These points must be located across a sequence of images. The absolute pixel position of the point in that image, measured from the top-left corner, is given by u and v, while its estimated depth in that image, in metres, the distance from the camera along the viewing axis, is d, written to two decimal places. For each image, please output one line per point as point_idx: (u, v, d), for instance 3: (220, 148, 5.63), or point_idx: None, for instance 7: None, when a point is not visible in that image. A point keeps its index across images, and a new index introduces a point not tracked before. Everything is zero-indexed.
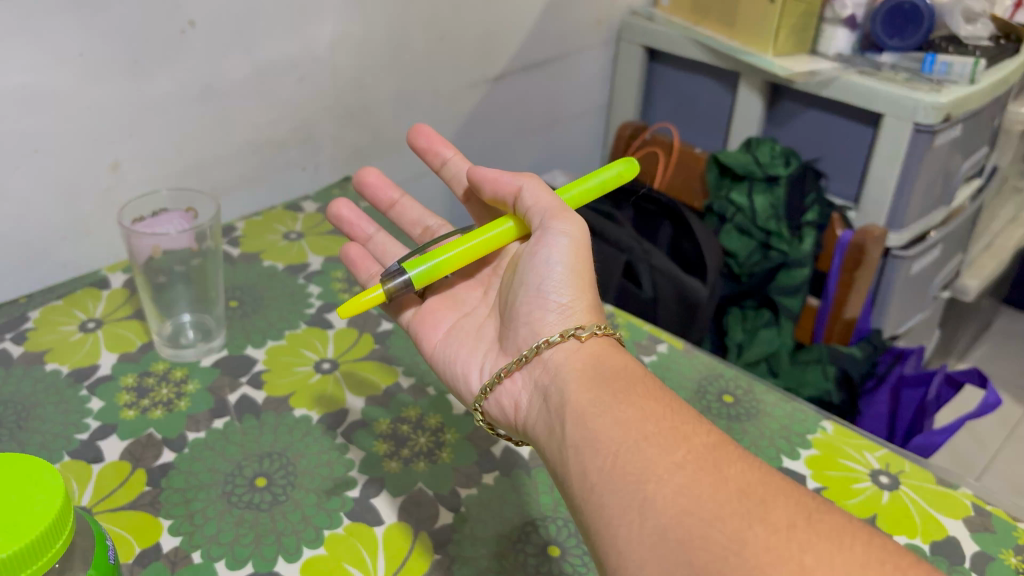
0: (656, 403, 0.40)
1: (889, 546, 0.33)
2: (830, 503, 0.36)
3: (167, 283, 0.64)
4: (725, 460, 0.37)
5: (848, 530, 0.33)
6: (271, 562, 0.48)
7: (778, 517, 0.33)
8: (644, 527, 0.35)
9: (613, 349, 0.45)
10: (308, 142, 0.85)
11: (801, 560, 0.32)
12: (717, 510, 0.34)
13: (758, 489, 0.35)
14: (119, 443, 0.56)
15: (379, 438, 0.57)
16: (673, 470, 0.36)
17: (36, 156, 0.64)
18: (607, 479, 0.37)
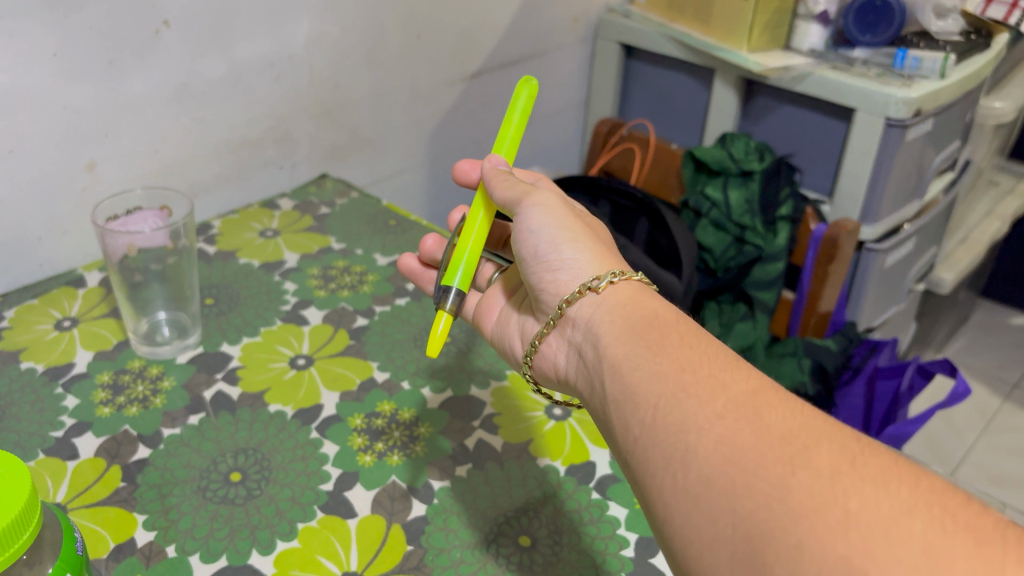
0: (693, 350, 0.40)
1: (938, 488, 0.32)
2: (877, 445, 0.34)
3: (143, 282, 0.64)
4: (768, 407, 0.36)
5: (895, 472, 0.32)
6: (245, 555, 0.48)
7: (822, 462, 0.32)
8: (689, 476, 0.34)
9: (639, 294, 0.44)
10: (286, 141, 0.86)
11: (849, 503, 0.31)
12: (761, 458, 0.33)
13: (800, 435, 0.34)
14: (95, 440, 0.56)
15: (354, 432, 0.58)
16: (714, 420, 0.35)
17: (10, 156, 0.65)
18: (649, 432, 0.37)
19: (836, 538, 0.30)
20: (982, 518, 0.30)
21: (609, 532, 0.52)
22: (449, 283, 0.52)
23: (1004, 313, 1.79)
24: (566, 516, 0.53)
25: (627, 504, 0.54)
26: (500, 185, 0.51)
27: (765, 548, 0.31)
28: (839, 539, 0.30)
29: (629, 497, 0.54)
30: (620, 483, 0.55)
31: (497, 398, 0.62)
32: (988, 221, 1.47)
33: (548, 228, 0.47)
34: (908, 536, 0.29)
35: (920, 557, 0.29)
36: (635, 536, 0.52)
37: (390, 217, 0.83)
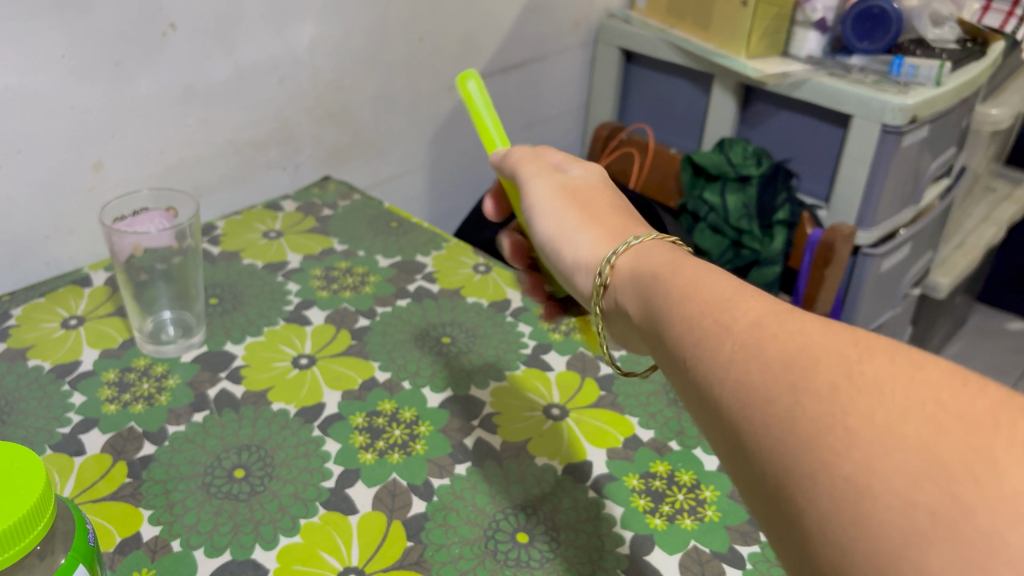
0: (688, 283, 0.35)
1: (946, 377, 0.26)
2: (891, 343, 0.28)
3: (149, 281, 0.65)
4: (772, 322, 0.30)
5: (899, 369, 0.26)
6: (248, 550, 0.50)
7: (823, 379, 0.27)
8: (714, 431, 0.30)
9: (653, 248, 0.40)
10: (289, 142, 0.86)
11: (851, 416, 0.26)
12: (758, 386, 0.29)
13: (804, 352, 0.29)
14: (101, 436, 0.57)
15: (356, 430, 0.59)
16: (717, 348, 0.31)
17: (18, 156, 0.66)
18: (673, 376, 0.33)
19: (836, 461, 0.25)
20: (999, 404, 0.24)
21: (606, 530, 0.53)
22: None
23: (1001, 318, 1.80)
24: (564, 514, 0.53)
25: (623, 503, 0.55)
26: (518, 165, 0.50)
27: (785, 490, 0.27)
28: (839, 464, 0.25)
29: (626, 495, 0.55)
30: (617, 481, 0.56)
31: (496, 399, 0.63)
32: (985, 226, 1.48)
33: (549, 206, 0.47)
34: (902, 442, 0.24)
35: (918, 464, 0.24)
36: (631, 533, 0.53)
37: (392, 218, 0.84)
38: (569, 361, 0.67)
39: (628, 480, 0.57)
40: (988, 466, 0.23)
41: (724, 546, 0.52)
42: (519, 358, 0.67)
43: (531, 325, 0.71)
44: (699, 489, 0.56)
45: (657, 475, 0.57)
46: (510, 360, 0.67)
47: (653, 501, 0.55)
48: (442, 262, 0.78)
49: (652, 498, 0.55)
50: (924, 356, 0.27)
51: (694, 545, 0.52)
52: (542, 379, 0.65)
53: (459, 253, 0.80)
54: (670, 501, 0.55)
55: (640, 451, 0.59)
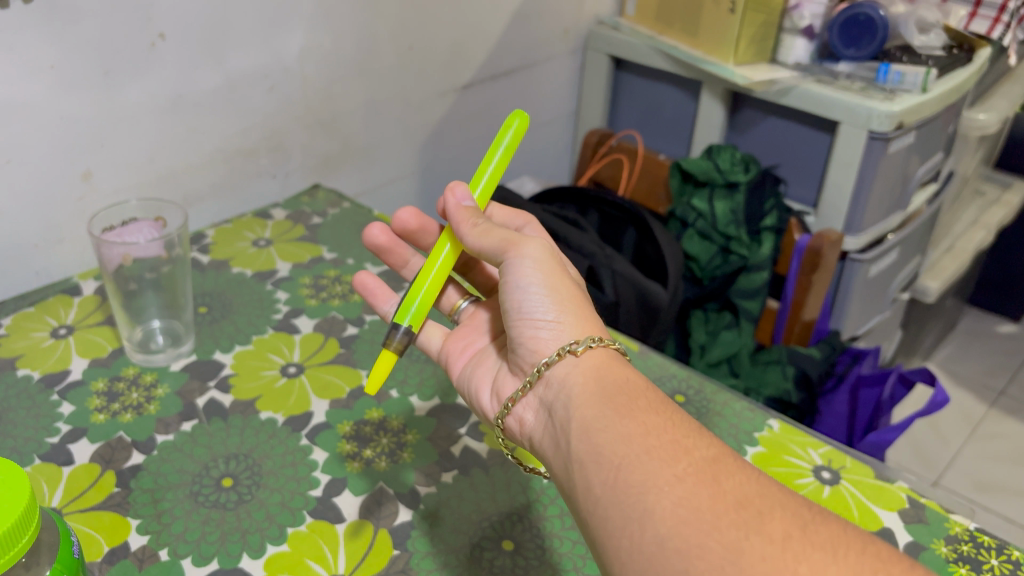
0: (648, 413, 0.41)
1: (881, 554, 0.35)
2: (824, 513, 0.37)
3: (138, 290, 0.66)
4: (727, 471, 0.38)
5: (840, 540, 0.35)
6: (236, 558, 0.50)
7: (774, 528, 0.35)
8: (654, 541, 0.36)
9: (614, 361, 0.45)
10: (279, 150, 0.87)
11: (799, 569, 0.33)
12: (713, 517, 0.35)
13: (755, 502, 0.36)
14: (89, 446, 0.57)
15: (343, 439, 0.59)
16: (674, 482, 0.37)
17: (8, 166, 0.66)
18: (610, 494, 0.38)
19: None
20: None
21: None
22: (401, 321, 0.53)
23: (991, 321, 1.81)
24: (548, 523, 0.54)
25: None
26: (471, 229, 0.51)
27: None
28: None
29: None
30: None
31: None
32: (974, 230, 1.49)
33: (537, 286, 0.47)
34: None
35: None
36: None
37: (381, 226, 0.85)
38: None
39: None
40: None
41: None
42: None
43: None
44: None
45: None
46: None
47: None
48: None
49: None
50: (852, 536, 0.36)
51: None
52: None
53: None
54: None
55: None
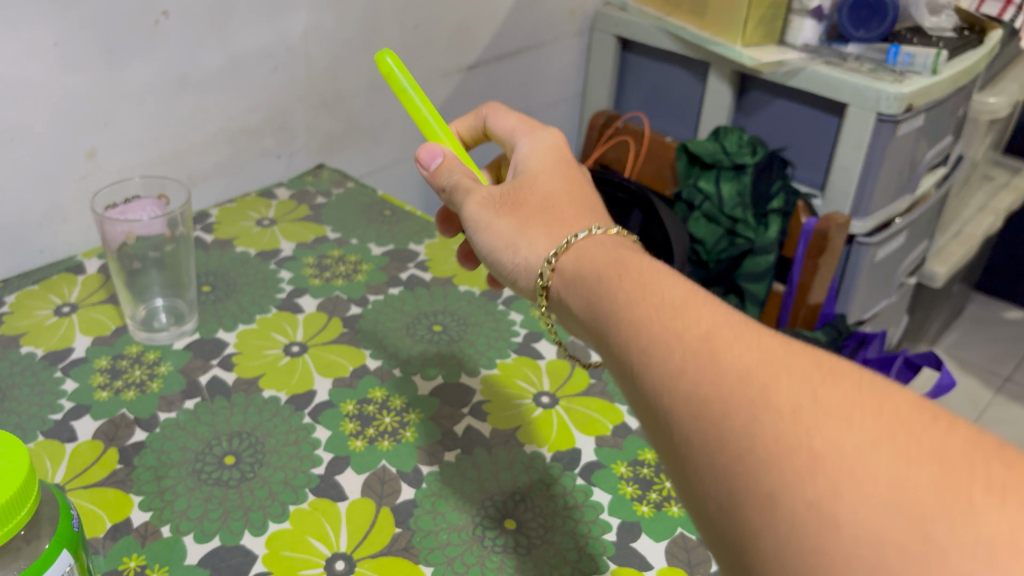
0: (652, 301, 0.37)
1: (903, 408, 0.29)
2: (845, 368, 0.32)
3: (141, 269, 0.66)
4: (730, 345, 0.33)
5: (858, 399, 0.30)
6: (238, 536, 0.50)
7: (783, 401, 0.30)
8: (672, 441, 0.33)
9: (603, 256, 0.42)
10: (283, 130, 0.86)
11: (811, 442, 0.29)
12: (721, 403, 0.31)
13: (761, 372, 0.31)
14: (92, 423, 0.57)
15: (346, 417, 0.59)
16: (681, 375, 0.33)
17: (11, 144, 0.66)
18: (638, 400, 0.35)
19: (801, 483, 0.28)
20: (956, 442, 0.28)
21: (592, 516, 0.53)
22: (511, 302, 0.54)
23: (998, 307, 1.80)
24: (551, 502, 0.54)
25: (611, 489, 0.55)
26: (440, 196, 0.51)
27: (741, 501, 0.29)
28: (805, 484, 0.28)
29: (613, 483, 0.56)
30: (604, 469, 0.57)
31: (486, 387, 0.63)
32: (982, 215, 1.48)
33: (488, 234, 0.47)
34: (873, 474, 0.27)
35: (891, 497, 0.27)
36: (617, 520, 0.53)
37: (385, 207, 0.84)
38: (560, 349, 0.67)
39: (616, 467, 0.57)
40: (965, 512, 0.26)
41: None
42: (510, 347, 0.67)
43: (522, 314, 0.71)
44: None
45: (646, 462, 0.57)
46: (500, 348, 0.67)
47: (640, 488, 0.55)
48: (434, 250, 0.78)
49: (639, 485, 0.56)
50: (876, 390, 0.30)
51: (680, 532, 0.52)
52: (533, 367, 0.65)
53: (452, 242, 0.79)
54: (658, 489, 0.55)
55: (629, 439, 0.59)
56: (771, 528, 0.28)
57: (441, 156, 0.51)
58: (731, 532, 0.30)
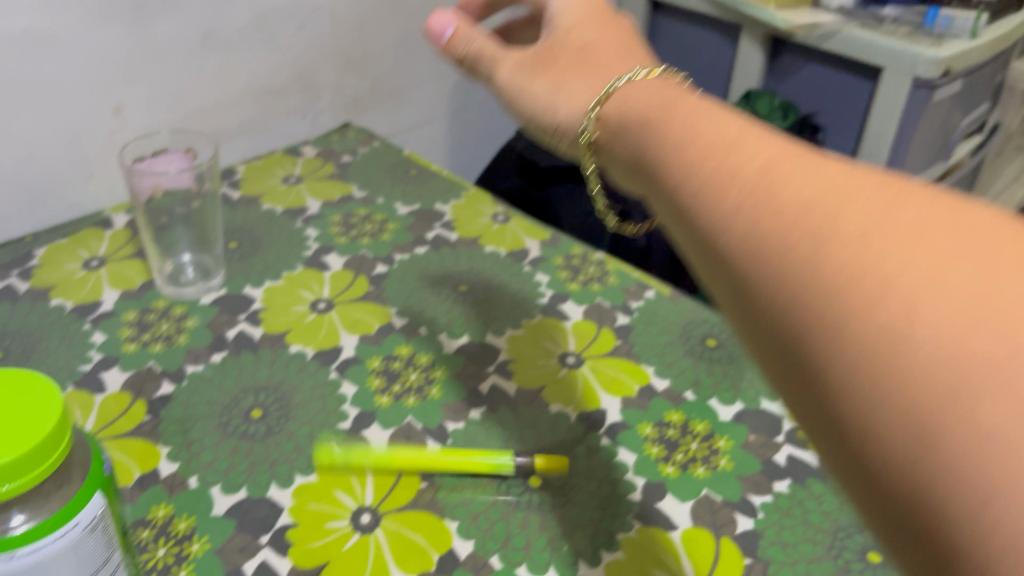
0: (695, 137, 0.33)
1: (984, 226, 0.26)
2: (915, 186, 0.29)
3: (167, 225, 0.67)
4: (785, 173, 0.30)
5: (933, 218, 0.27)
6: (264, 488, 0.51)
7: (851, 227, 0.27)
8: (731, 285, 0.30)
9: (647, 96, 0.38)
10: (309, 89, 0.86)
11: (890, 270, 0.26)
12: (781, 238, 0.28)
13: (824, 199, 0.28)
14: (120, 374, 0.58)
15: (372, 373, 0.59)
16: (734, 211, 0.30)
17: (39, 99, 0.66)
18: (688, 241, 0.32)
19: (874, 311, 0.25)
20: None
21: (618, 476, 0.53)
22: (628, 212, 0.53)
23: None
24: (575, 461, 0.54)
25: (637, 450, 0.55)
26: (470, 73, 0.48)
27: (811, 339, 0.27)
28: (878, 313, 0.25)
29: (638, 443, 0.55)
30: (629, 429, 0.56)
31: (512, 346, 0.63)
32: (1016, 186, 1.45)
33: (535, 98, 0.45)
34: (954, 294, 0.25)
35: (977, 320, 0.24)
36: (643, 480, 0.53)
37: (411, 166, 0.84)
38: (586, 311, 0.67)
39: (641, 428, 0.57)
40: None
41: (737, 494, 0.52)
42: (536, 308, 0.67)
43: (548, 275, 0.70)
44: (714, 439, 0.56)
45: (672, 423, 0.57)
46: (526, 308, 0.67)
47: (665, 449, 0.55)
48: (460, 210, 0.78)
49: (665, 446, 0.55)
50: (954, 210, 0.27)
51: (706, 493, 0.52)
52: (558, 327, 0.65)
53: (478, 202, 0.79)
54: (684, 450, 0.55)
55: (655, 401, 0.59)
56: (848, 366, 0.26)
57: (452, 26, 0.48)
58: (802, 373, 0.27)
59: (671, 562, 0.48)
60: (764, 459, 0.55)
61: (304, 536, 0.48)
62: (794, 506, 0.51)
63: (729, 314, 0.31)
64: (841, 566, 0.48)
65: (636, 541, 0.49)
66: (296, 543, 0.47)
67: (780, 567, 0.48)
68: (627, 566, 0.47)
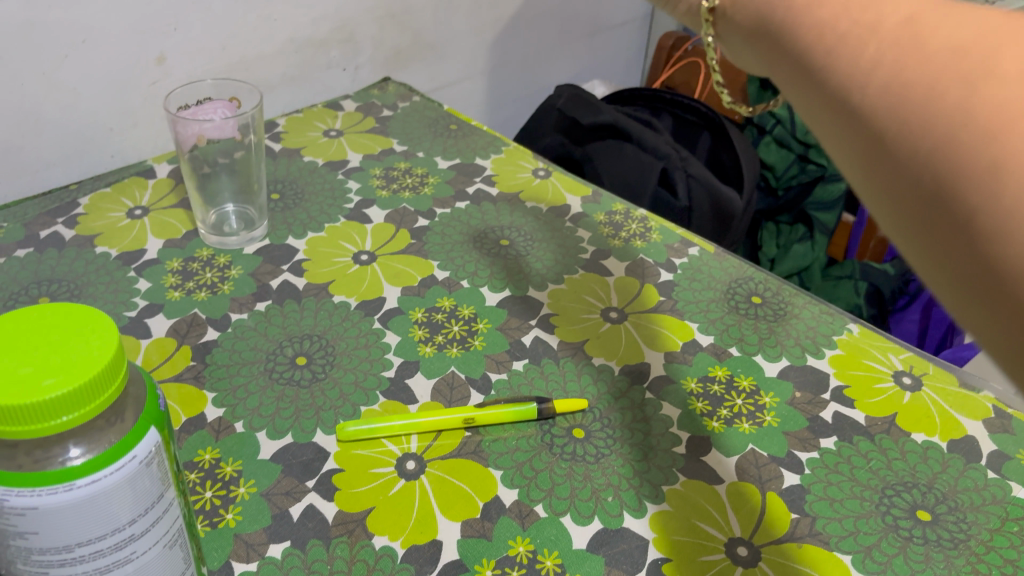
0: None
1: None
2: None
3: (212, 173, 0.66)
4: (934, 24, 0.29)
5: None
6: (310, 433, 0.51)
7: (1007, 65, 0.26)
8: (858, 135, 0.29)
9: None
10: (350, 43, 0.85)
11: None
12: (927, 84, 0.27)
13: (975, 41, 0.27)
14: (166, 321, 0.58)
15: (415, 324, 0.59)
16: (875, 65, 0.29)
17: (84, 46, 0.66)
18: (817, 104, 0.31)
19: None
20: None
21: (663, 429, 0.53)
22: None
23: None
24: (619, 413, 0.54)
25: (681, 404, 0.55)
26: None
27: (954, 179, 0.26)
28: None
29: (682, 398, 0.55)
30: (674, 384, 0.56)
31: (554, 300, 0.62)
32: None
33: None
34: None
35: None
36: (687, 434, 0.53)
37: (451, 121, 0.83)
38: (629, 267, 0.66)
39: (686, 383, 0.56)
40: None
41: (783, 450, 0.52)
42: (578, 263, 0.66)
43: (590, 230, 0.70)
44: (759, 395, 0.55)
45: (716, 379, 0.57)
46: (568, 263, 0.66)
47: (710, 404, 0.55)
48: (501, 165, 0.77)
49: (710, 402, 0.55)
50: None
51: (751, 448, 0.52)
52: (600, 282, 0.65)
53: (518, 158, 0.78)
54: (729, 406, 0.55)
55: (699, 356, 0.58)
56: (986, 196, 0.25)
57: None
58: (940, 218, 0.26)
59: (717, 516, 0.48)
60: (810, 416, 0.54)
61: (350, 482, 0.48)
62: (841, 463, 0.51)
63: (848, 172, 0.30)
64: (890, 523, 0.47)
65: (682, 494, 0.49)
66: (342, 488, 0.48)
67: (827, 522, 0.47)
68: (673, 518, 0.47)
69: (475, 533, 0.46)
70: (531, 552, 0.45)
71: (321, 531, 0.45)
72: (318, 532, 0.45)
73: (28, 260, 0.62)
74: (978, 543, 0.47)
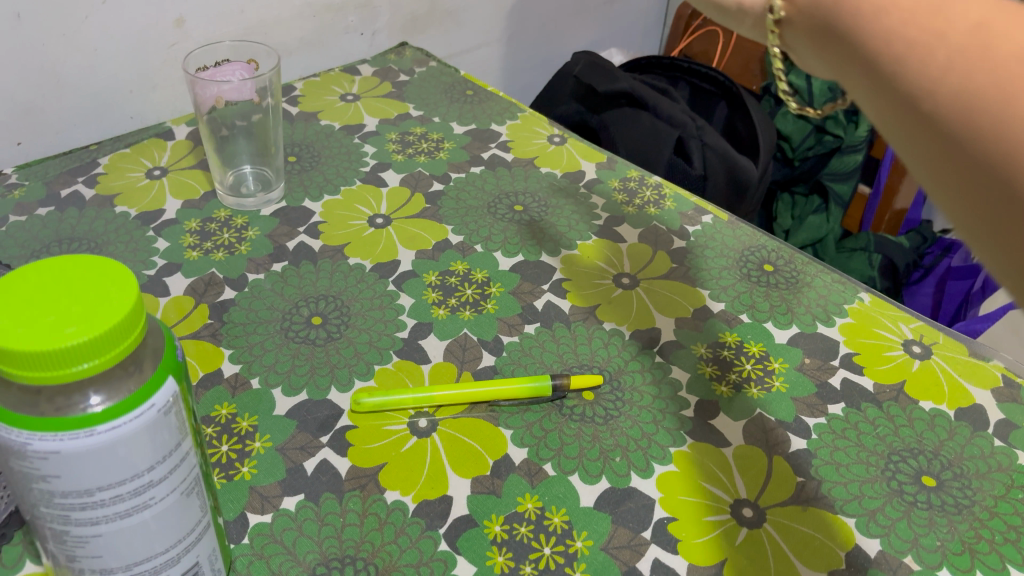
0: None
1: None
2: None
3: (230, 136, 0.67)
4: (1005, 27, 0.27)
5: None
6: (324, 390, 0.52)
7: None
8: (930, 140, 0.28)
9: None
10: (368, 8, 0.85)
11: None
12: (1009, 92, 0.26)
13: None
14: (184, 280, 0.59)
15: (428, 287, 0.60)
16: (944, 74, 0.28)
17: (104, 7, 0.66)
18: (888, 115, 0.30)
19: None
20: None
21: (672, 393, 0.53)
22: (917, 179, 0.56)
23: None
24: (629, 376, 0.54)
25: (690, 369, 0.55)
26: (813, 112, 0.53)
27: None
28: None
29: (692, 362, 0.56)
30: (684, 348, 0.57)
31: (566, 266, 0.63)
32: None
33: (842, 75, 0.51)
34: None
35: None
36: (696, 398, 0.53)
37: (468, 87, 0.83)
38: (641, 234, 0.66)
39: (696, 348, 0.57)
40: None
41: (791, 415, 0.52)
42: (591, 229, 0.67)
43: (604, 197, 0.70)
44: (768, 360, 0.56)
45: (726, 344, 0.57)
46: (581, 229, 0.66)
47: (719, 368, 0.55)
48: (516, 131, 0.77)
49: (718, 366, 0.55)
50: None
51: (759, 413, 0.52)
52: (614, 249, 0.65)
53: (534, 124, 0.79)
54: (738, 370, 0.55)
55: (709, 322, 0.59)
56: None
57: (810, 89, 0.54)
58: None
59: (723, 477, 0.48)
60: (819, 382, 0.55)
61: (363, 438, 0.49)
62: (848, 429, 0.51)
63: (918, 176, 0.30)
64: (895, 488, 0.48)
65: (689, 455, 0.49)
66: (355, 444, 0.49)
67: (832, 486, 0.48)
68: (679, 478, 0.48)
69: (484, 490, 0.47)
70: (539, 509, 0.46)
71: (334, 484, 0.46)
72: (331, 486, 0.46)
73: (49, 219, 0.63)
74: (982, 509, 0.47)
